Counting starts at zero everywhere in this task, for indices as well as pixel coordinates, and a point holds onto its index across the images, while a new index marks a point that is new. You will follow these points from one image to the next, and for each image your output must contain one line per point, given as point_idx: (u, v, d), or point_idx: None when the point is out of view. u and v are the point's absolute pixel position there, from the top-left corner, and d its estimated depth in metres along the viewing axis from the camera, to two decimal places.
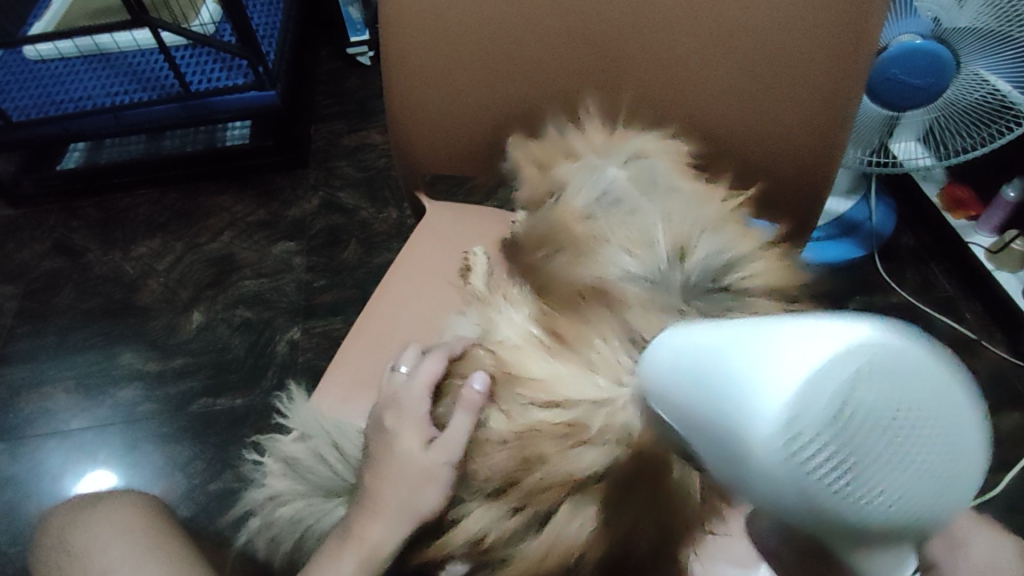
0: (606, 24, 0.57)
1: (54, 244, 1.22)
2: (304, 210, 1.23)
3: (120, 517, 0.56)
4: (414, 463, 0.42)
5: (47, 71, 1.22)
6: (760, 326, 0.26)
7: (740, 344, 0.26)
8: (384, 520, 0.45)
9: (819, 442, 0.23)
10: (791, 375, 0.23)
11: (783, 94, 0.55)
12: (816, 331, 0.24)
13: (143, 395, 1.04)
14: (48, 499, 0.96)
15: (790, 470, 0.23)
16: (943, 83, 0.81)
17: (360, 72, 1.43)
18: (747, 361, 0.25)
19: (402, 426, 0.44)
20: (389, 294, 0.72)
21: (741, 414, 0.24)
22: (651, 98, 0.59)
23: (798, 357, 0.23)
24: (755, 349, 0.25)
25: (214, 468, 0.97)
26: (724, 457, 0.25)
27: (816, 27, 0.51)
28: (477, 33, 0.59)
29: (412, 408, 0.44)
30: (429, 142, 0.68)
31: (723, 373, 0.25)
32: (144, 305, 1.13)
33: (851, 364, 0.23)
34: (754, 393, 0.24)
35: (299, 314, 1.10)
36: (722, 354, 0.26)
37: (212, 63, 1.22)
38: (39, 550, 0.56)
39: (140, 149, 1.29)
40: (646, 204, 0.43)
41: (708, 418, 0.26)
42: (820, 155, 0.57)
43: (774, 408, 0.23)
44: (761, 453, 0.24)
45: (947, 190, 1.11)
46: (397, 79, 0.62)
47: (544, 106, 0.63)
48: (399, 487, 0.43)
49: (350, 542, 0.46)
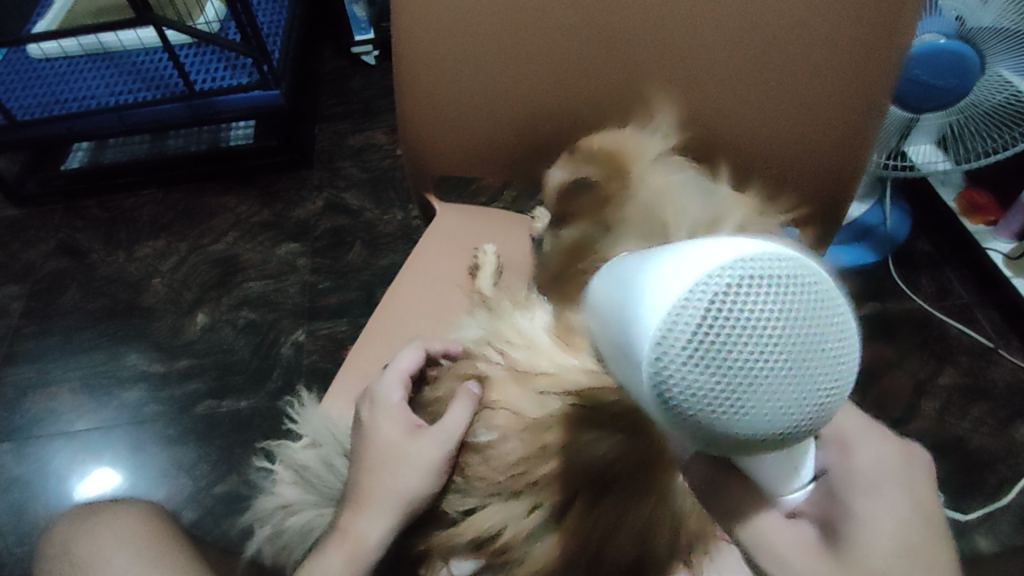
0: (628, 29, 0.57)
1: (60, 243, 1.22)
2: (309, 211, 1.22)
3: (125, 526, 0.56)
4: (395, 446, 0.47)
5: (51, 69, 1.21)
6: (655, 258, 0.28)
7: (635, 276, 0.28)
8: (371, 509, 0.47)
9: (682, 351, 0.24)
10: (663, 299, 0.25)
11: (807, 98, 0.55)
12: (696, 255, 0.26)
13: (148, 396, 1.04)
14: (55, 500, 0.96)
15: (659, 371, 0.25)
16: (966, 86, 0.81)
17: (364, 71, 1.41)
18: (635, 291, 0.27)
19: (379, 417, 0.49)
20: (399, 295, 0.71)
21: (628, 336, 0.26)
22: (675, 103, 0.59)
23: (675, 279, 0.25)
24: (643, 280, 0.27)
25: (220, 470, 0.97)
26: (620, 374, 0.28)
27: (843, 28, 0.51)
28: (501, 38, 0.59)
29: (387, 397, 0.51)
30: (440, 142, 0.67)
31: (618, 304, 0.28)
32: (150, 306, 1.13)
33: (732, 272, 0.24)
34: (637, 317, 0.26)
35: (303, 316, 1.10)
36: (621, 288, 0.28)
37: (218, 61, 1.21)
38: (45, 558, 0.56)
39: (145, 148, 1.29)
40: (692, 212, 0.41)
41: (608, 350, 0.28)
42: (846, 158, 0.58)
43: (651, 324, 0.25)
44: (642, 361, 0.25)
45: (964, 195, 1.10)
46: (419, 85, 0.63)
47: (561, 108, 0.63)
48: (384, 472, 0.47)
49: (340, 536, 0.48)
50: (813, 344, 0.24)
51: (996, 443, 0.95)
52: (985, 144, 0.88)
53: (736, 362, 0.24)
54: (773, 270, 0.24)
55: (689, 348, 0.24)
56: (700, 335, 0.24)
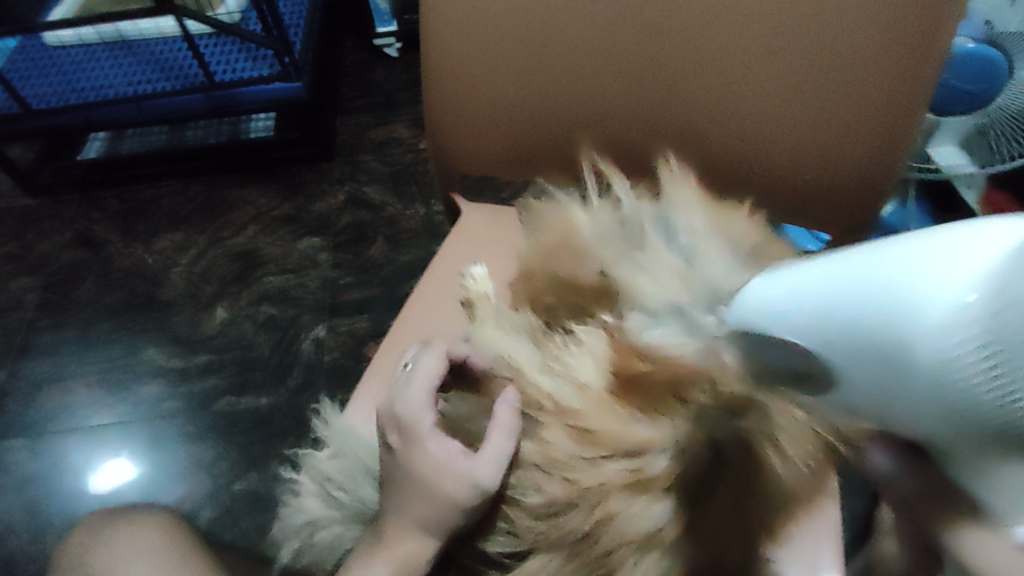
0: (669, 27, 0.56)
1: (75, 235, 1.20)
2: (329, 205, 1.20)
3: (157, 534, 0.54)
4: (435, 481, 0.40)
5: (68, 57, 1.19)
6: (916, 237, 0.32)
7: (900, 253, 0.32)
8: (411, 532, 0.42)
9: (1010, 335, 0.28)
10: (954, 278, 0.29)
11: (842, 107, 0.55)
12: (978, 238, 0.30)
13: (166, 392, 1.02)
14: (72, 496, 0.94)
15: (967, 346, 0.29)
16: (995, 91, 0.80)
17: (385, 64, 1.40)
18: (918, 275, 0.30)
19: (409, 444, 0.42)
20: (424, 297, 0.69)
21: (916, 324, 0.30)
22: (700, 111, 0.60)
23: (974, 260, 0.29)
24: (928, 264, 0.30)
25: (240, 468, 0.95)
26: (894, 357, 0.31)
27: (879, 39, 0.50)
28: (526, 44, 0.59)
29: (415, 416, 0.42)
30: (469, 143, 0.67)
31: (897, 286, 0.31)
32: (167, 299, 1.11)
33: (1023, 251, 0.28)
34: (930, 299, 0.29)
35: (324, 312, 1.08)
36: (894, 270, 0.31)
37: (237, 52, 1.19)
38: (77, 558, 0.54)
39: (162, 139, 1.26)
40: (679, 241, 0.43)
41: (878, 335, 0.31)
42: (880, 162, 0.57)
43: (942, 302, 0.29)
44: (943, 345, 0.29)
45: (989, 196, 1.06)
46: (444, 88, 0.63)
47: (591, 111, 0.63)
48: (422, 503, 0.41)
49: (380, 551, 0.43)
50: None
51: None
52: (1010, 147, 0.87)
53: None
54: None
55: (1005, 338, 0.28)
56: (1015, 308, 0.28)
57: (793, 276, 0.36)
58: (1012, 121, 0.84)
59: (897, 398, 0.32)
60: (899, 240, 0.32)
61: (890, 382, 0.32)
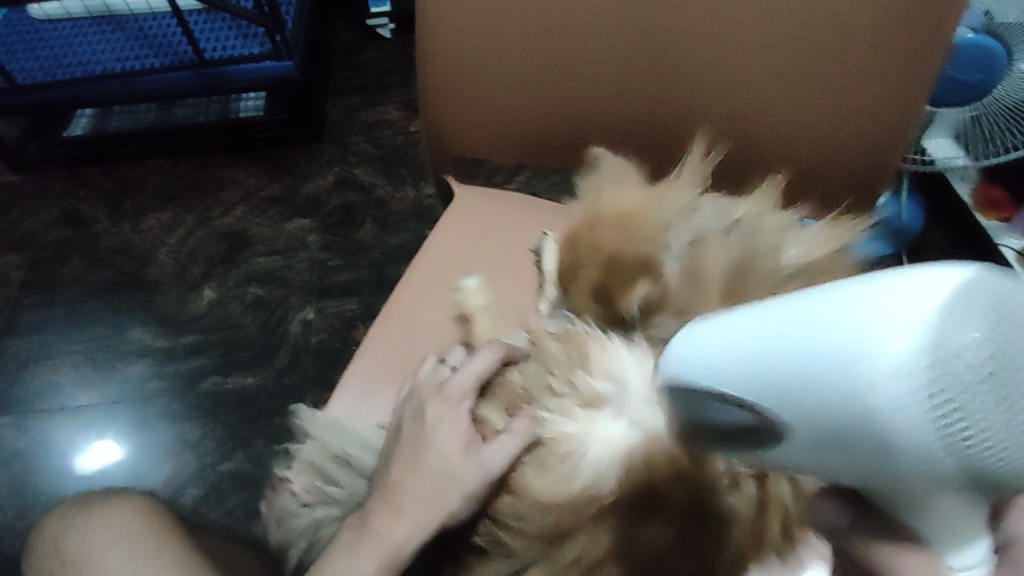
0: (669, 11, 0.55)
1: (62, 213, 1.19)
2: (319, 186, 1.20)
3: (135, 517, 0.54)
4: (447, 466, 0.43)
5: (55, 32, 1.17)
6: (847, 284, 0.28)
7: (846, 297, 0.27)
8: (407, 519, 0.44)
9: (972, 370, 0.23)
10: (914, 317, 0.24)
11: (842, 95, 0.54)
12: (917, 283, 0.25)
13: (152, 371, 1.02)
14: (56, 473, 0.94)
15: (920, 395, 0.24)
16: (991, 82, 0.79)
17: (378, 45, 1.38)
18: (863, 327, 0.26)
19: (441, 421, 0.45)
20: (414, 282, 0.68)
21: (873, 377, 0.25)
22: (701, 97, 0.59)
23: (916, 306, 0.25)
24: (873, 310, 0.26)
25: (225, 447, 0.95)
26: (840, 420, 0.26)
27: (883, 28, 0.50)
28: (530, 24, 0.58)
29: (454, 402, 0.46)
30: (461, 123, 0.66)
31: (833, 333, 0.26)
32: (154, 279, 1.10)
33: (977, 290, 0.25)
34: (873, 350, 0.25)
35: (312, 294, 1.07)
36: (845, 312, 0.26)
37: (227, 29, 1.18)
38: (50, 539, 0.54)
39: (150, 117, 1.25)
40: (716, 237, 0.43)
41: (823, 399, 0.27)
42: (874, 156, 0.57)
43: (904, 348, 0.24)
44: (903, 398, 0.24)
45: (980, 188, 1.05)
46: (439, 66, 0.62)
47: (587, 94, 0.62)
48: (427, 480, 0.44)
49: (368, 539, 0.45)
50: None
51: None
52: (1006, 139, 0.85)
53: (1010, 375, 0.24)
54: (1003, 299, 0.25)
55: (964, 387, 0.23)
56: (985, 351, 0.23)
57: (722, 327, 0.31)
58: (1007, 112, 0.83)
59: (871, 463, 0.27)
60: (829, 290, 0.28)
61: (842, 443, 0.27)
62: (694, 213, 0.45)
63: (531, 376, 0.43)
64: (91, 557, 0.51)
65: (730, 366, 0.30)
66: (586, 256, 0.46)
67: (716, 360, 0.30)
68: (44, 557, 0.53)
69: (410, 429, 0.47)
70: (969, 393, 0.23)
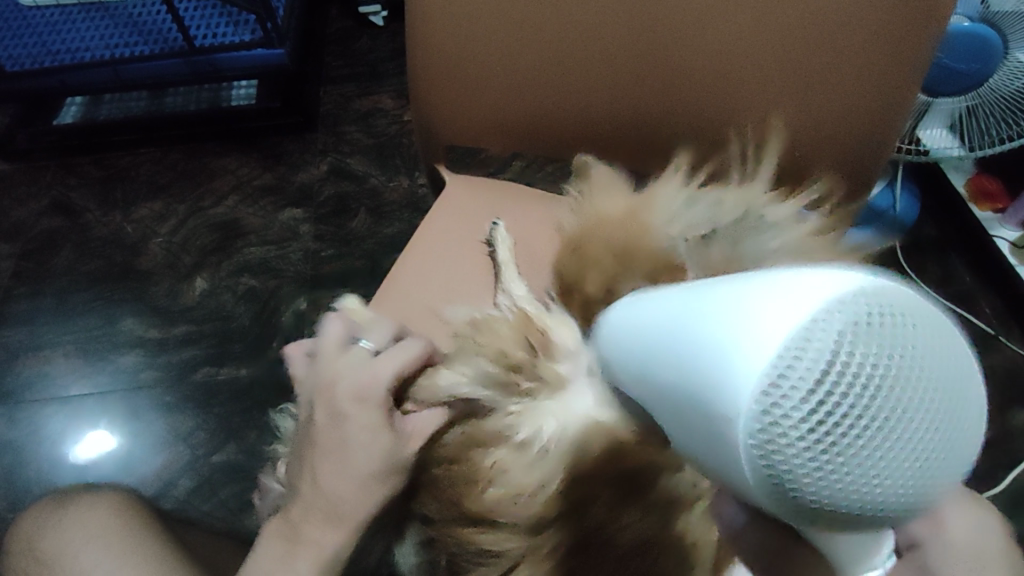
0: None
1: (52, 202, 1.18)
2: (312, 175, 1.19)
3: (124, 523, 0.56)
4: (371, 462, 0.42)
5: (42, 18, 1.15)
6: (720, 292, 0.27)
7: (711, 311, 0.26)
8: (334, 522, 0.43)
9: (819, 408, 0.22)
10: (762, 340, 0.24)
11: (834, 87, 0.54)
12: (792, 287, 0.25)
13: (144, 362, 1.01)
14: (48, 463, 0.94)
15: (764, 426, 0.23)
16: (990, 70, 0.78)
17: (371, 33, 1.37)
18: (732, 332, 0.25)
19: (353, 418, 0.43)
20: (407, 268, 0.67)
21: (719, 400, 0.25)
22: (695, 80, 0.58)
23: (768, 332, 0.24)
24: (738, 321, 0.25)
25: (218, 438, 0.95)
26: (712, 424, 0.25)
27: (874, 19, 0.50)
28: (521, 13, 0.58)
29: (366, 397, 0.43)
30: (453, 111, 0.66)
31: (698, 349, 0.26)
32: (145, 269, 1.10)
33: (842, 316, 0.23)
34: (728, 375, 0.24)
35: (305, 284, 1.07)
36: (701, 329, 0.26)
37: (218, 16, 1.16)
38: (29, 553, 0.55)
39: (141, 105, 1.24)
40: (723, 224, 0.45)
41: (696, 406, 0.26)
42: (869, 147, 0.57)
43: (750, 375, 0.23)
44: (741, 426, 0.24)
45: (974, 179, 1.05)
46: (430, 54, 0.61)
47: (580, 83, 0.61)
48: (349, 482, 0.42)
49: (302, 547, 0.44)
50: (951, 390, 0.24)
51: (995, 427, 0.93)
52: (1000, 130, 0.85)
53: (866, 417, 0.22)
54: (888, 300, 0.24)
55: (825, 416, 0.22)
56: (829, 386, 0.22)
57: (644, 321, 0.31)
58: (1004, 102, 0.83)
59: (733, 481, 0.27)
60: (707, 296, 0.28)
61: (714, 462, 0.27)
62: (692, 207, 0.47)
63: (469, 379, 0.45)
64: (73, 564, 0.53)
65: (645, 366, 0.30)
66: (593, 255, 0.47)
67: (645, 356, 0.30)
68: (34, 572, 0.54)
69: (326, 424, 0.44)
70: (822, 423, 0.22)
